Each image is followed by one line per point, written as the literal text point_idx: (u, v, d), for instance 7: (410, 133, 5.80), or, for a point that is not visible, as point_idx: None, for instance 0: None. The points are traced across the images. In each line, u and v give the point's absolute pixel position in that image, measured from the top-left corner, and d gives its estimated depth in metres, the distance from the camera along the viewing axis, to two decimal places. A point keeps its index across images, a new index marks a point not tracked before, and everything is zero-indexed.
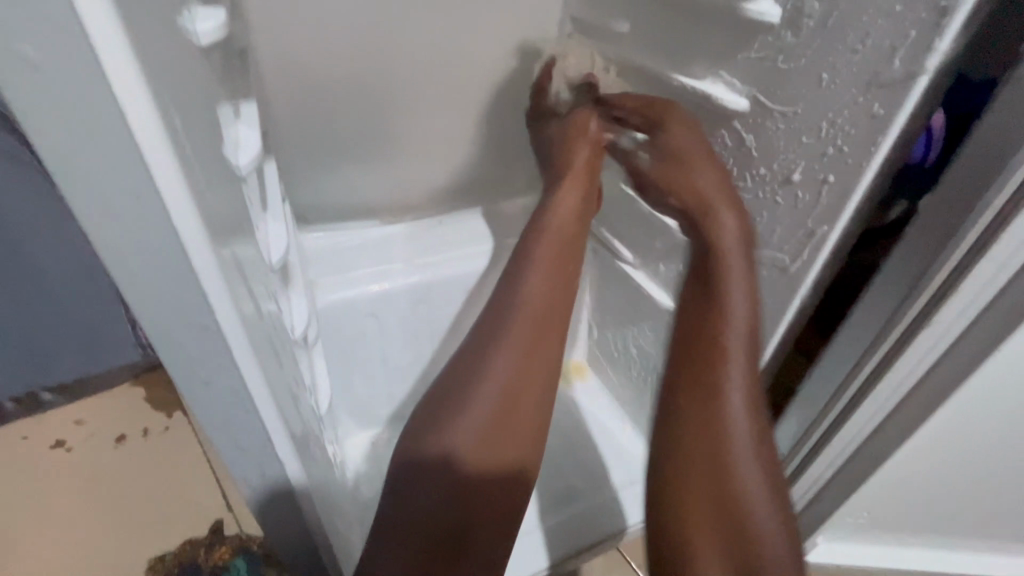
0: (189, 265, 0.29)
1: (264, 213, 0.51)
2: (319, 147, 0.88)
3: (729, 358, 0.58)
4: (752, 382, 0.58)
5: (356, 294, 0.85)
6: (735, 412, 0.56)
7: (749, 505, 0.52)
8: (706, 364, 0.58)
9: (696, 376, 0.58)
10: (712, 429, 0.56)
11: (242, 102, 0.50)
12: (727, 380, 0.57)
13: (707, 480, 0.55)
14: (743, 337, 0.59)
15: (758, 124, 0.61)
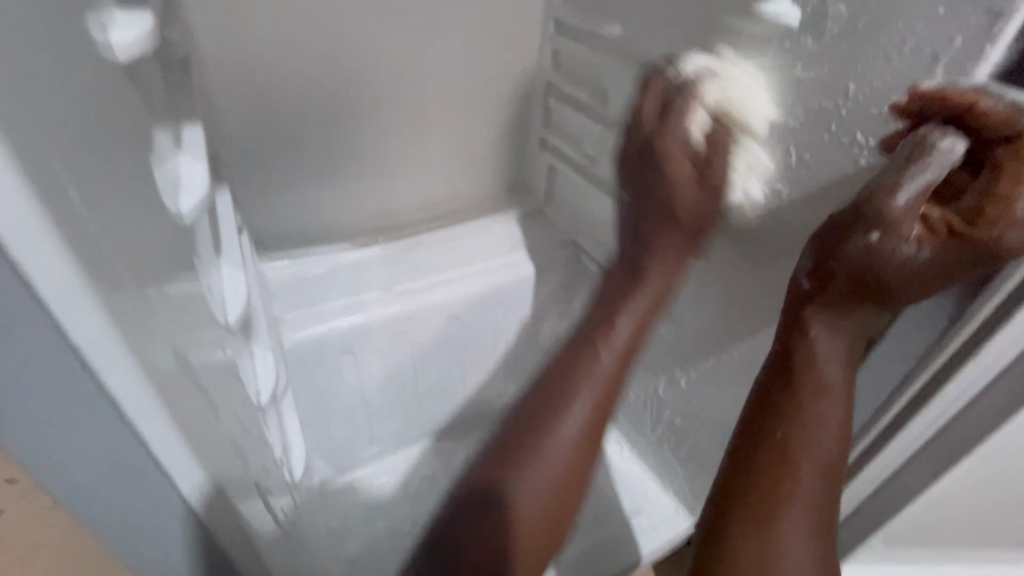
0: (67, 331, 0.26)
1: (215, 257, 0.42)
2: (278, 164, 0.79)
3: (813, 391, 0.47)
4: (844, 421, 0.47)
5: (326, 329, 0.76)
6: (807, 449, 0.46)
7: (779, 514, 0.46)
8: (791, 394, 0.47)
9: (782, 402, 0.48)
10: (790, 461, 0.46)
11: (184, 125, 0.42)
12: (811, 410, 0.46)
13: (766, 503, 0.46)
14: (836, 377, 0.47)
15: (769, 137, 0.55)
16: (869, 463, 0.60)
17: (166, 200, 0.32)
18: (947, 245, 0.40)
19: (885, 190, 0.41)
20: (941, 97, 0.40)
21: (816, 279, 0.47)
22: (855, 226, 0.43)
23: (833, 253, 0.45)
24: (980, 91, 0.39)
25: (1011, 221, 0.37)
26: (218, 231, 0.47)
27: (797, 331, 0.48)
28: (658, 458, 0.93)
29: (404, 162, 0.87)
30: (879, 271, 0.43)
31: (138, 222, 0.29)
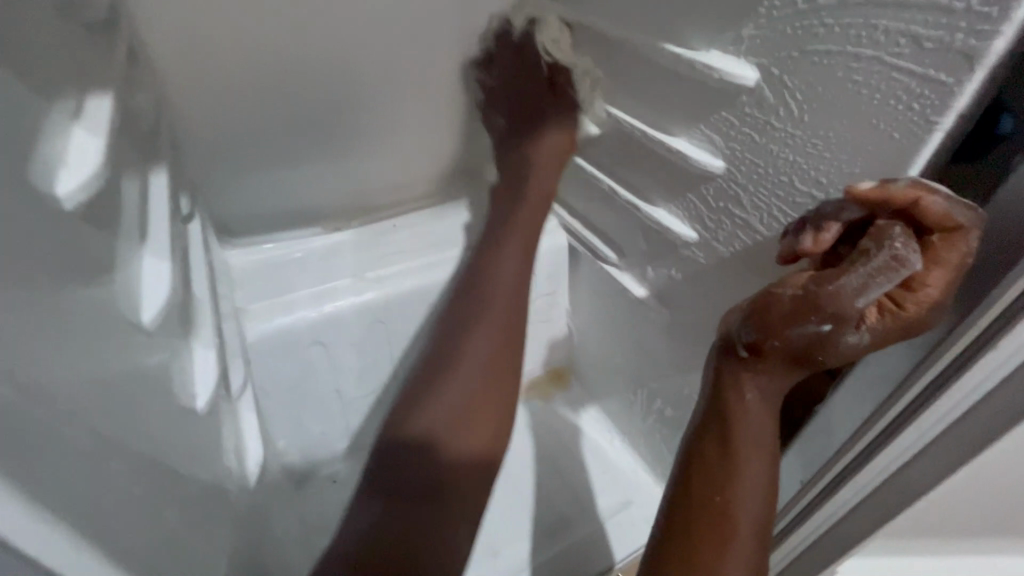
0: None
1: (135, 248, 0.38)
2: (238, 143, 0.73)
3: (744, 449, 0.47)
4: (773, 476, 0.48)
5: (294, 319, 0.72)
6: (741, 506, 0.46)
7: (722, 549, 0.45)
8: (726, 451, 0.47)
9: (714, 459, 0.48)
10: (729, 522, 0.46)
11: (90, 97, 0.36)
12: (744, 468, 0.46)
13: (708, 561, 0.45)
14: (765, 433, 0.47)
15: (771, 101, 0.50)
16: (872, 460, 0.56)
17: (36, 186, 0.26)
18: (885, 328, 0.41)
19: (844, 292, 0.39)
20: (880, 195, 0.39)
21: (753, 348, 0.44)
22: (807, 314, 0.40)
23: (775, 333, 0.43)
24: (916, 186, 0.38)
25: (932, 306, 0.39)
26: (141, 215, 0.41)
27: (728, 392, 0.47)
28: (650, 448, 0.89)
29: (377, 140, 0.81)
30: (821, 352, 0.42)
31: (6, 223, 0.24)
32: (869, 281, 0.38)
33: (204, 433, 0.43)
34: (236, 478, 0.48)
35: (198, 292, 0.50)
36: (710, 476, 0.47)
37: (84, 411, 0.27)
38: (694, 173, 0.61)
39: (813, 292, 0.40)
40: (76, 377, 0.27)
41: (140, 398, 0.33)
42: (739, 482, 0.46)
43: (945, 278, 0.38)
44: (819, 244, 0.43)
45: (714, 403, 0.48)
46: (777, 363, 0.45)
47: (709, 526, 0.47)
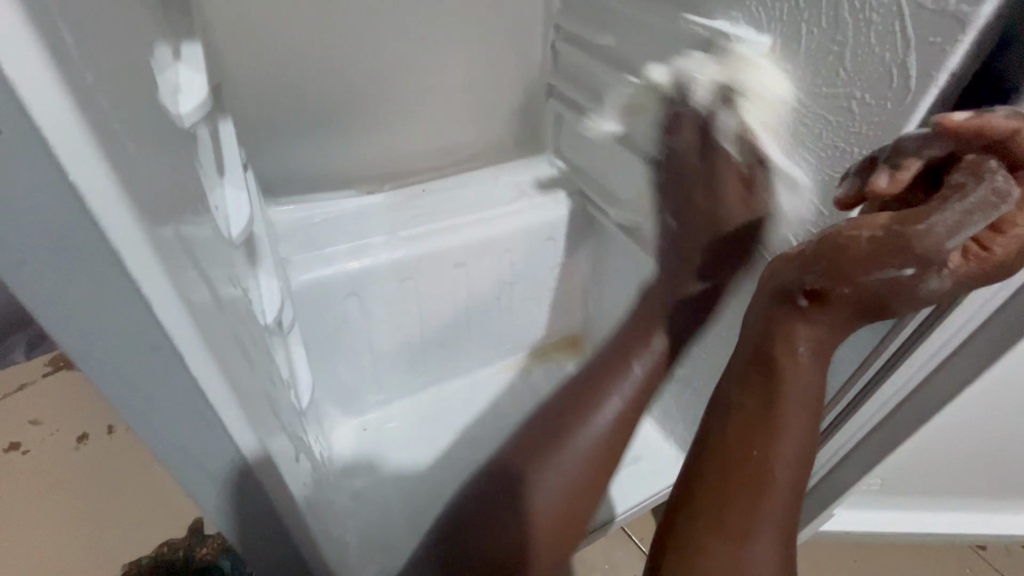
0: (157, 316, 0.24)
1: (218, 179, 0.43)
2: (282, 108, 0.79)
3: (787, 401, 0.49)
4: (811, 435, 0.50)
5: (331, 272, 0.77)
6: (778, 463, 0.48)
7: (758, 497, 0.48)
8: (768, 405, 0.49)
9: (753, 413, 0.50)
10: (765, 475, 0.48)
11: (187, 45, 0.41)
12: (785, 422, 0.48)
13: (741, 514, 0.48)
14: (810, 389, 0.49)
15: (782, 66, 0.54)
16: (868, 403, 0.61)
17: (167, 109, 0.31)
18: (967, 272, 0.41)
19: (935, 229, 0.39)
20: (978, 126, 0.39)
21: (815, 296, 0.46)
22: (893, 255, 0.41)
23: (845, 279, 0.44)
24: (1016, 117, 0.39)
25: (1019, 249, 0.40)
26: (219, 155, 0.47)
27: (779, 346, 0.49)
28: (659, 408, 0.94)
29: (411, 110, 0.86)
30: (896, 296, 0.44)
31: (160, 132, 0.29)
32: (967, 217, 0.39)
33: (271, 347, 0.48)
34: (292, 396, 0.54)
35: (259, 232, 0.56)
36: (749, 429, 0.49)
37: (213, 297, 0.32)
38: (710, 137, 0.65)
39: (898, 232, 0.41)
40: (209, 272, 0.32)
41: (238, 304, 0.39)
42: (782, 430, 0.48)
43: None
44: (896, 183, 0.42)
45: (762, 352, 0.50)
46: (828, 313, 0.47)
47: (748, 471, 0.49)
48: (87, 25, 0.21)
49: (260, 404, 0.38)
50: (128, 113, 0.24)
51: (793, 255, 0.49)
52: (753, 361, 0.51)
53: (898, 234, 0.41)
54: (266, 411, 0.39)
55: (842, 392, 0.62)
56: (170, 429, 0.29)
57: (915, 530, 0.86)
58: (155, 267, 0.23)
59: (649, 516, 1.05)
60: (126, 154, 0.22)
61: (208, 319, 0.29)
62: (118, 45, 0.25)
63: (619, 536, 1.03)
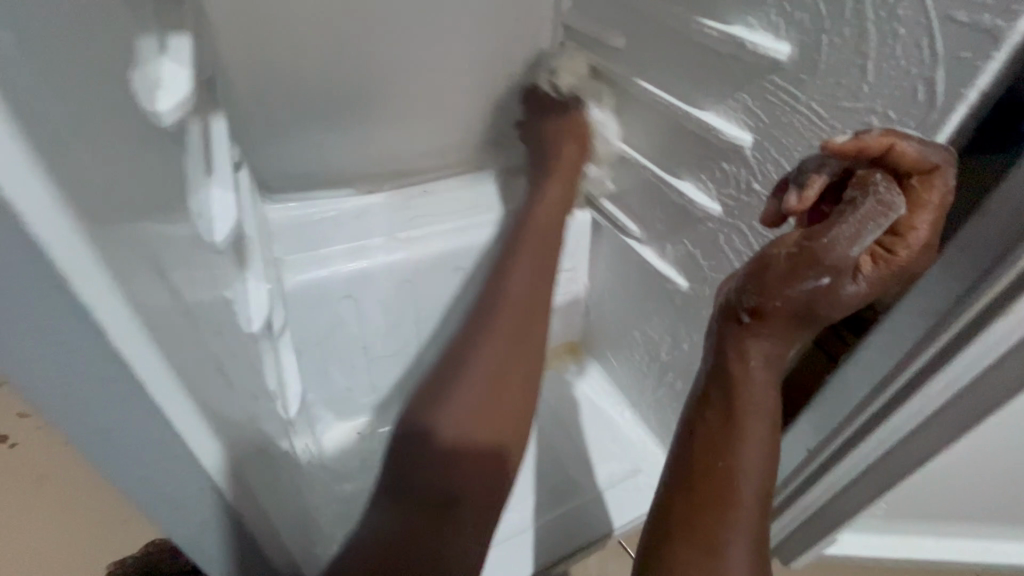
0: (101, 326, 0.23)
1: (204, 179, 0.41)
2: (281, 102, 0.76)
3: (747, 416, 0.47)
4: (774, 446, 0.48)
5: (326, 274, 0.76)
6: (744, 479, 0.47)
7: (728, 516, 0.46)
8: (726, 420, 0.47)
9: (716, 430, 0.48)
10: (730, 489, 0.46)
11: (173, 35, 0.39)
12: (746, 434, 0.47)
13: (709, 528, 0.46)
14: (767, 400, 0.47)
15: (800, 77, 0.52)
16: (880, 428, 0.58)
17: (142, 106, 0.29)
18: (879, 276, 0.41)
19: (836, 242, 0.40)
20: (856, 145, 0.40)
21: (755, 313, 0.45)
22: (804, 268, 0.41)
23: (775, 294, 0.43)
24: (887, 134, 0.40)
25: (922, 249, 0.40)
26: (207, 153, 0.45)
27: (732, 361, 0.47)
28: (660, 421, 0.92)
29: (413, 108, 0.83)
30: (822, 309, 0.42)
31: (130, 134, 0.27)
32: (860, 229, 0.39)
33: (257, 354, 0.46)
34: (279, 406, 0.52)
35: (249, 232, 0.54)
36: (711, 444, 0.48)
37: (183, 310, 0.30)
38: (721, 147, 0.63)
39: (806, 247, 0.42)
40: (181, 286, 0.30)
41: (218, 314, 0.37)
42: (742, 445, 0.47)
43: (931, 219, 0.39)
44: (804, 201, 0.43)
45: (717, 369, 0.48)
46: (774, 327, 0.45)
47: (716, 491, 0.47)
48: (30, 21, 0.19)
49: (235, 423, 0.35)
50: (85, 118, 0.22)
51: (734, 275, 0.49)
52: (710, 377, 0.49)
53: (809, 247, 0.41)
54: (242, 429, 0.37)
55: (851, 417, 0.59)
56: (132, 455, 0.28)
57: (920, 555, 0.84)
58: (101, 275, 0.22)
59: None
60: (71, 158, 0.20)
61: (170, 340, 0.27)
62: (76, 40, 0.22)
63: (615, 550, 1.01)
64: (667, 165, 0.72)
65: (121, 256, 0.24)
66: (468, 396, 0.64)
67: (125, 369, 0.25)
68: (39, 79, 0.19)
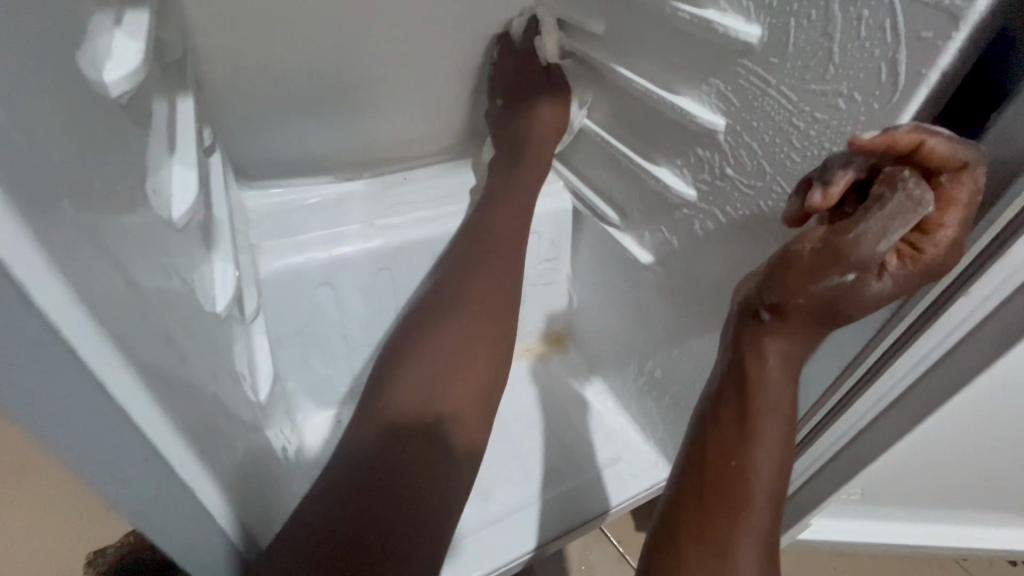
0: (43, 314, 0.22)
1: (164, 158, 0.40)
2: (257, 87, 0.76)
3: (761, 412, 0.47)
4: (787, 447, 0.48)
5: (304, 260, 0.75)
6: (757, 474, 0.46)
7: (742, 513, 0.46)
8: (741, 416, 0.48)
9: (729, 426, 0.48)
10: (742, 486, 0.46)
11: (129, 11, 0.38)
12: (759, 433, 0.47)
13: (720, 526, 0.46)
14: (783, 400, 0.48)
15: (771, 61, 0.52)
16: (850, 410, 0.59)
17: (89, 76, 0.29)
18: (906, 274, 0.42)
19: (859, 240, 0.40)
20: (884, 141, 0.40)
21: (777, 309, 0.46)
22: (829, 266, 0.42)
23: (798, 290, 0.45)
24: (917, 130, 0.39)
25: (950, 248, 0.40)
26: (169, 132, 0.44)
27: (750, 360, 0.48)
28: (640, 408, 0.92)
29: (392, 95, 0.83)
30: (846, 304, 0.43)
31: (73, 102, 0.27)
32: (885, 227, 0.40)
33: (223, 335, 0.46)
34: (248, 389, 0.51)
35: (218, 214, 0.53)
36: (724, 441, 0.48)
37: (135, 286, 0.29)
38: (696, 132, 0.63)
39: (831, 245, 0.42)
40: (133, 260, 0.30)
41: (177, 292, 0.37)
42: (758, 441, 0.47)
43: (961, 217, 0.39)
44: (828, 199, 0.43)
45: (734, 364, 0.49)
46: (795, 323, 0.46)
47: (730, 489, 0.47)
48: None
49: (196, 403, 0.35)
50: (16, 82, 0.21)
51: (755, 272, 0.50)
52: (727, 373, 0.50)
53: (834, 245, 0.42)
54: (205, 409, 0.37)
55: (822, 400, 0.60)
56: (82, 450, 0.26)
57: (895, 539, 0.85)
58: (39, 254, 0.21)
59: (629, 518, 1.03)
60: (2, 122, 0.20)
61: (119, 317, 0.26)
62: (9, 2, 0.22)
63: (597, 537, 1.01)
64: (644, 152, 0.72)
65: (65, 227, 0.23)
66: (418, 376, 0.65)
67: (73, 359, 0.24)
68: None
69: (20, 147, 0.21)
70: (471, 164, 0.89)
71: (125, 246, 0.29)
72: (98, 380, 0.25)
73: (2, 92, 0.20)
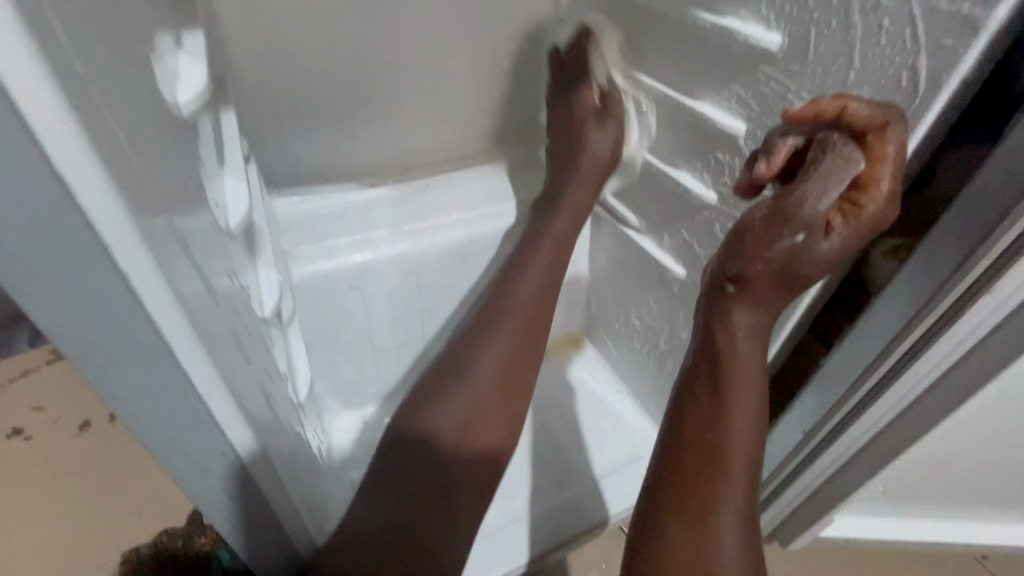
0: (147, 311, 0.25)
1: (218, 170, 0.43)
2: (287, 98, 0.78)
3: (735, 386, 0.48)
4: (759, 422, 0.49)
5: (332, 265, 0.77)
6: (732, 449, 0.47)
7: (720, 489, 0.47)
8: (715, 391, 0.48)
9: (705, 402, 0.49)
10: (717, 461, 0.47)
11: (187, 32, 0.41)
12: (731, 407, 0.48)
13: (698, 501, 0.47)
14: (754, 372, 0.48)
15: (791, 67, 0.53)
16: (870, 409, 0.60)
17: (166, 98, 0.31)
18: (851, 230, 0.43)
19: (803, 198, 0.43)
20: (813, 109, 0.44)
21: (739, 280, 0.47)
22: (778, 227, 0.44)
23: (755, 258, 0.45)
24: (840, 99, 0.43)
25: (887, 200, 0.42)
26: (219, 145, 0.47)
27: (719, 335, 0.48)
28: (659, 408, 0.93)
29: (415, 104, 0.85)
30: (801, 266, 0.45)
31: (157, 123, 0.29)
32: (821, 182, 0.42)
33: (268, 338, 0.48)
34: (289, 390, 0.54)
35: (259, 222, 0.56)
36: (699, 418, 0.49)
37: (208, 292, 0.32)
38: (716, 137, 0.64)
39: (779, 207, 0.44)
40: (204, 267, 0.32)
41: (234, 297, 0.39)
42: (730, 414, 0.48)
43: (893, 169, 0.41)
44: (772, 167, 0.46)
45: (706, 340, 0.49)
46: (757, 294, 0.47)
47: (708, 465, 0.47)
48: (77, 18, 0.21)
49: (253, 402, 0.37)
50: (120, 107, 0.24)
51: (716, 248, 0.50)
52: (699, 349, 0.50)
53: (781, 208, 0.44)
54: (260, 408, 0.39)
55: (844, 399, 0.61)
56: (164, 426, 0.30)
57: (916, 538, 0.85)
58: (147, 260, 0.24)
59: None
60: (115, 145, 0.22)
61: (200, 320, 0.29)
62: (112, 37, 0.24)
63: (617, 536, 1.03)
64: (664, 156, 0.74)
65: (161, 237, 0.25)
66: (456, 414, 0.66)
67: (166, 350, 0.26)
68: (86, 68, 0.21)
69: (128, 167, 0.23)
70: (494, 169, 0.91)
71: (198, 254, 0.32)
72: (185, 369, 0.28)
73: (113, 118, 0.23)
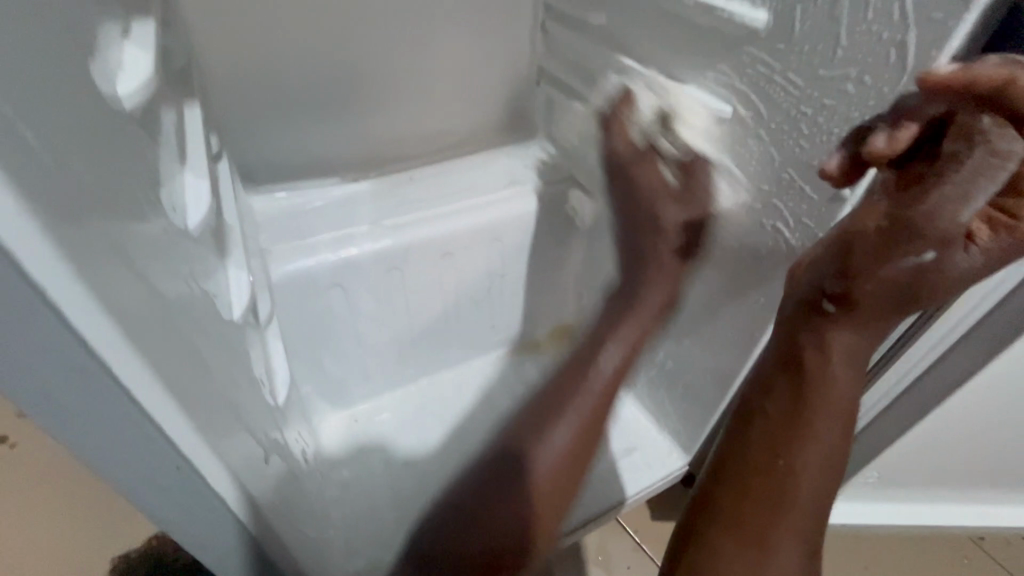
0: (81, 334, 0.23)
1: (178, 169, 0.41)
2: (261, 93, 0.76)
3: (823, 409, 0.46)
4: (840, 446, 0.47)
5: (313, 263, 0.75)
6: (805, 472, 0.46)
7: (789, 509, 0.46)
8: (795, 409, 0.47)
9: (780, 419, 0.48)
10: (788, 485, 0.47)
11: (137, 23, 0.38)
12: (812, 431, 0.46)
13: (764, 520, 0.47)
14: (845, 395, 0.46)
15: (776, 45, 0.51)
16: None
17: (104, 92, 0.29)
18: (998, 245, 0.40)
19: (939, 211, 0.39)
20: (965, 79, 0.38)
21: (839, 299, 0.44)
22: (903, 241, 0.41)
23: (865, 276, 0.43)
24: (1005, 66, 0.37)
25: None
26: (180, 141, 0.44)
27: (811, 352, 0.46)
28: (653, 398, 0.92)
29: (396, 96, 0.83)
30: (925, 283, 0.42)
31: (93, 121, 0.27)
32: (970, 191, 0.38)
33: (240, 340, 0.46)
34: (266, 394, 0.52)
35: (228, 221, 0.53)
36: (773, 437, 0.48)
37: (159, 300, 0.30)
38: (702, 120, 0.62)
39: (905, 219, 0.41)
40: (156, 279, 0.30)
41: (197, 304, 0.37)
42: (817, 437, 0.46)
43: None
44: (893, 144, 0.42)
45: (789, 354, 0.48)
46: (857, 312, 0.45)
47: (774, 485, 0.47)
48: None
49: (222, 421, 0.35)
50: (43, 108, 0.22)
51: (808, 261, 0.48)
52: (781, 363, 0.49)
53: (907, 224, 0.40)
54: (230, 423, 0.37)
55: None
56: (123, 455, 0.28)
57: (915, 521, 0.85)
58: (73, 276, 0.21)
59: (645, 508, 1.04)
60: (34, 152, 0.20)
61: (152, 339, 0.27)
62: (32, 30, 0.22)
63: (614, 528, 1.02)
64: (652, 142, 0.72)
65: (94, 249, 0.23)
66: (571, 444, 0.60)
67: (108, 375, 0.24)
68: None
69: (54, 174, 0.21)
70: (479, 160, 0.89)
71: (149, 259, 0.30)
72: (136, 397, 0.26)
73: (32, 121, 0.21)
